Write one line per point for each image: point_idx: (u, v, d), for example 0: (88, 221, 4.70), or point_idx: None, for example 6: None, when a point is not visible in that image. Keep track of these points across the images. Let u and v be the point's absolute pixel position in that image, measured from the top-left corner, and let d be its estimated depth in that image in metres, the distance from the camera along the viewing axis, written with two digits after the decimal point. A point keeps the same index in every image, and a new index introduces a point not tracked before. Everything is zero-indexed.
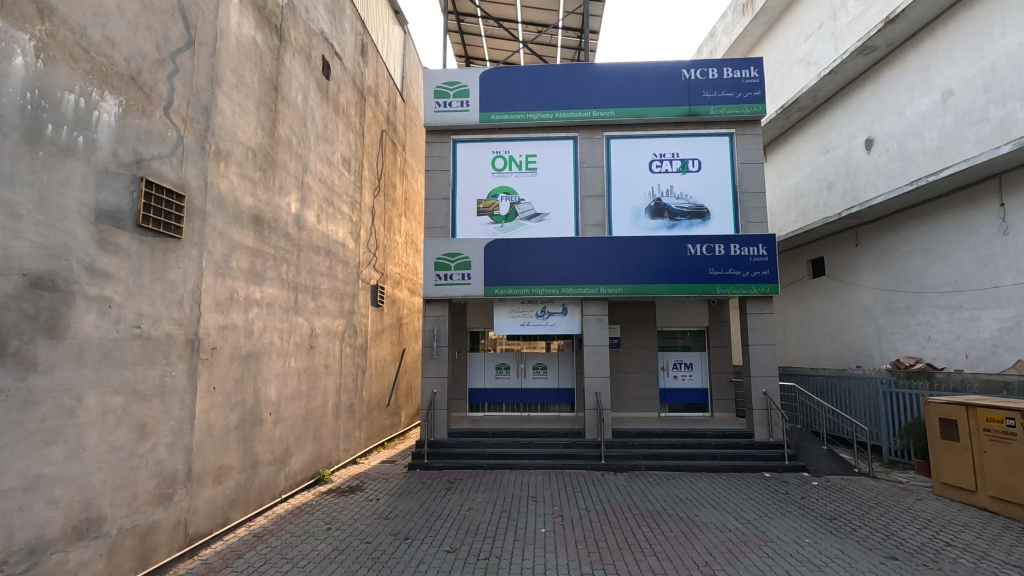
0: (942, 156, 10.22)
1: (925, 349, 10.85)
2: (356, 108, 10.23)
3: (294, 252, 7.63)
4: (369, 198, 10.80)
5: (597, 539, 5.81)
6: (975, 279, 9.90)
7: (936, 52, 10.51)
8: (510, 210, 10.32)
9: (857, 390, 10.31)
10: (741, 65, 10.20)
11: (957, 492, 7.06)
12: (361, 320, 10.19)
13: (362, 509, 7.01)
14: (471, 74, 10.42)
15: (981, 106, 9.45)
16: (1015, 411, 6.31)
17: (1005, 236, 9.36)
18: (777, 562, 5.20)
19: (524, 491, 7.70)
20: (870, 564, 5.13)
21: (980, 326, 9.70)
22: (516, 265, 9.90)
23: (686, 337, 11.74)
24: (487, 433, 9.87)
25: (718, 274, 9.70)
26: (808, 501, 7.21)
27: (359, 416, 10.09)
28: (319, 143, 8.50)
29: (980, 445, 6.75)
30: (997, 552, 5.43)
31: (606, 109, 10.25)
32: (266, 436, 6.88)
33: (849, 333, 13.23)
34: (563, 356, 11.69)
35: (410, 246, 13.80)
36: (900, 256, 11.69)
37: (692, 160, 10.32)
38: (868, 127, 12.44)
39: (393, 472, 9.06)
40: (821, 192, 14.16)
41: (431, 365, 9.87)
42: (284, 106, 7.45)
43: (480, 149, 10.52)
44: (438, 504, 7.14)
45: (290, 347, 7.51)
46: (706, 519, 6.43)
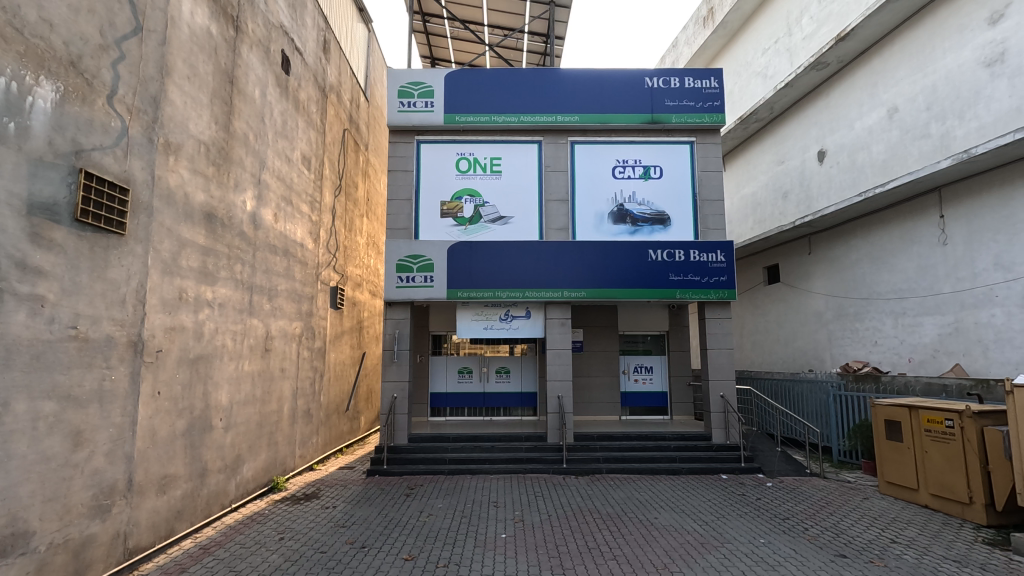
0: (888, 169, 10.70)
1: (872, 353, 11.32)
2: (318, 106, 9.97)
3: (249, 251, 7.34)
4: (329, 197, 10.55)
5: (558, 544, 5.77)
6: (917, 286, 10.39)
7: (884, 70, 11.02)
8: (473, 213, 10.24)
9: (809, 393, 10.65)
10: (703, 75, 10.45)
11: (901, 490, 7.37)
12: (319, 323, 9.90)
13: (317, 517, 6.78)
14: (436, 75, 10.32)
15: (924, 122, 9.95)
16: (953, 413, 6.60)
17: (945, 246, 9.86)
18: (733, 562, 5.27)
19: (486, 496, 7.62)
20: (821, 562, 5.27)
21: (922, 331, 10.17)
22: (480, 268, 9.83)
23: (647, 341, 11.88)
24: (448, 437, 9.74)
25: (679, 279, 9.87)
26: (763, 502, 7.38)
27: (316, 421, 9.80)
28: (278, 139, 8.23)
29: (921, 445, 7.05)
30: (938, 548, 5.67)
31: (571, 114, 10.31)
32: (216, 442, 6.58)
33: (802, 337, 13.69)
34: (526, 359, 11.68)
35: (372, 247, 13.56)
36: (849, 264, 12.18)
37: (654, 167, 10.49)
38: (821, 139, 12.91)
39: (351, 478, 8.82)
40: (776, 202, 14.63)
41: (391, 368, 9.69)
42: (240, 100, 7.17)
43: (445, 150, 10.41)
44: (398, 510, 6.99)
45: (244, 350, 7.22)
46: (665, 522, 6.49)
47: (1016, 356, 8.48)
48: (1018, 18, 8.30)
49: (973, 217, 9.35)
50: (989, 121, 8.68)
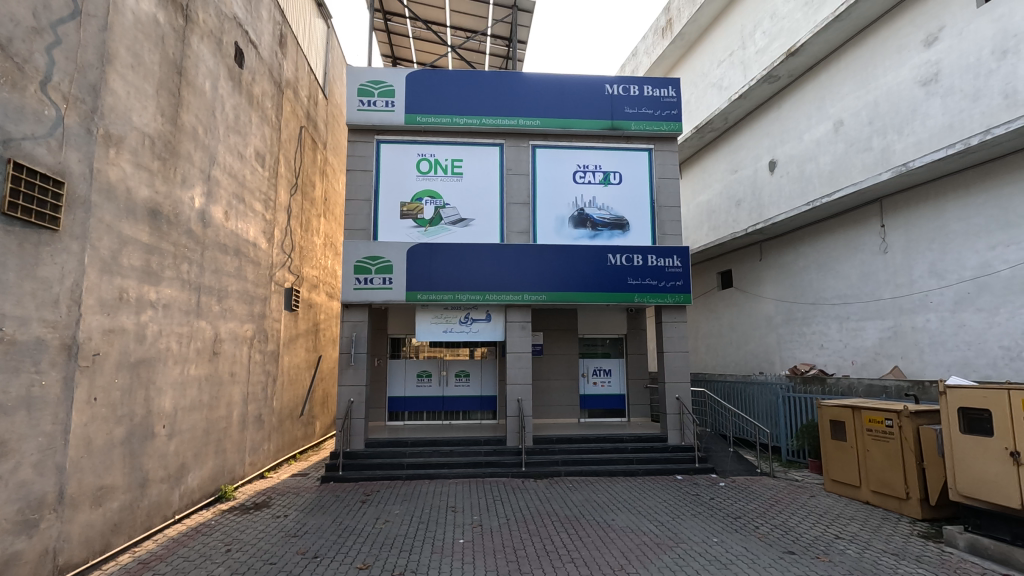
0: (834, 179, 11.19)
1: (818, 356, 11.81)
2: (273, 101, 9.65)
3: (197, 250, 7.02)
4: (285, 196, 10.23)
5: (516, 548, 5.73)
6: (860, 292, 10.90)
7: (830, 85, 11.54)
8: (434, 215, 10.14)
9: (760, 394, 11.02)
10: (661, 84, 10.69)
11: (844, 488, 7.69)
12: (272, 325, 9.57)
13: (267, 527, 6.54)
14: (397, 74, 10.18)
15: (866, 136, 10.45)
16: (893, 413, 6.92)
17: (885, 254, 10.38)
18: (688, 562, 5.36)
19: (444, 501, 7.52)
20: (771, 560, 5.42)
21: (864, 335, 10.67)
22: (439, 271, 9.73)
23: (606, 344, 12.04)
24: (406, 442, 9.59)
25: (637, 283, 10.04)
26: (716, 502, 7.56)
27: (268, 427, 9.46)
28: (229, 134, 7.92)
29: (863, 444, 7.38)
30: (878, 542, 5.93)
31: (533, 118, 10.34)
32: (159, 451, 6.25)
33: (753, 341, 14.14)
34: (486, 363, 11.64)
35: (329, 248, 13.24)
36: (798, 270, 12.68)
37: (614, 173, 10.65)
38: (772, 150, 13.39)
39: (305, 485, 8.56)
40: (730, 209, 15.08)
41: (348, 372, 9.47)
42: (188, 92, 6.85)
43: (405, 151, 10.28)
44: (353, 518, 6.81)
45: (190, 353, 6.90)
46: (621, 523, 6.55)
47: (949, 359, 9.02)
48: (951, 40, 8.84)
49: (911, 227, 9.88)
50: (924, 136, 9.21)
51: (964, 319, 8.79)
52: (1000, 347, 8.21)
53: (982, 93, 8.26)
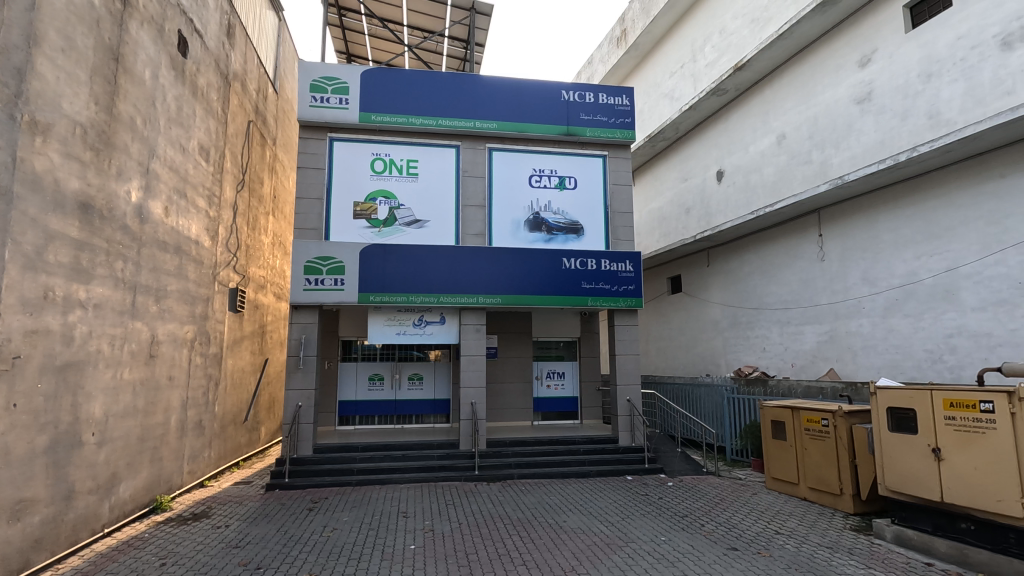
0: (777, 190, 11.71)
1: (761, 359, 12.31)
2: (219, 93, 9.26)
3: (133, 248, 6.65)
4: (230, 192, 9.82)
5: (467, 552, 5.69)
6: (800, 297, 11.44)
7: (774, 100, 12.08)
8: (388, 215, 9.98)
9: (706, 396, 11.39)
10: (615, 92, 10.92)
11: (784, 485, 8.03)
12: (215, 327, 9.15)
13: (206, 538, 6.24)
14: (351, 71, 9.98)
15: (806, 150, 10.99)
16: (829, 412, 7.28)
17: (822, 262, 10.94)
18: (637, 561, 5.46)
19: (395, 507, 7.38)
20: (716, 556, 5.60)
21: (803, 338, 11.20)
22: (393, 273, 9.58)
23: (560, 347, 12.16)
24: (356, 447, 9.37)
25: (590, 287, 10.19)
26: (665, 501, 7.75)
27: (209, 433, 9.04)
28: (171, 126, 7.55)
29: (801, 443, 7.73)
30: (814, 536, 6.23)
31: (490, 121, 10.34)
32: (87, 460, 5.87)
33: (701, 344, 14.59)
34: (439, 366, 11.53)
35: (277, 247, 12.80)
36: (743, 275, 13.19)
37: (569, 178, 10.79)
38: (719, 160, 13.89)
39: (248, 494, 8.23)
40: (680, 216, 15.54)
41: (296, 376, 9.18)
42: (126, 80, 6.49)
43: (359, 149, 10.06)
44: (299, 526, 6.59)
45: (124, 356, 6.51)
46: (573, 525, 6.61)
47: (879, 362, 9.57)
48: (883, 62, 9.44)
49: (846, 237, 10.44)
50: (858, 151, 9.76)
51: (893, 324, 9.36)
52: (924, 350, 8.80)
53: (909, 112, 8.84)
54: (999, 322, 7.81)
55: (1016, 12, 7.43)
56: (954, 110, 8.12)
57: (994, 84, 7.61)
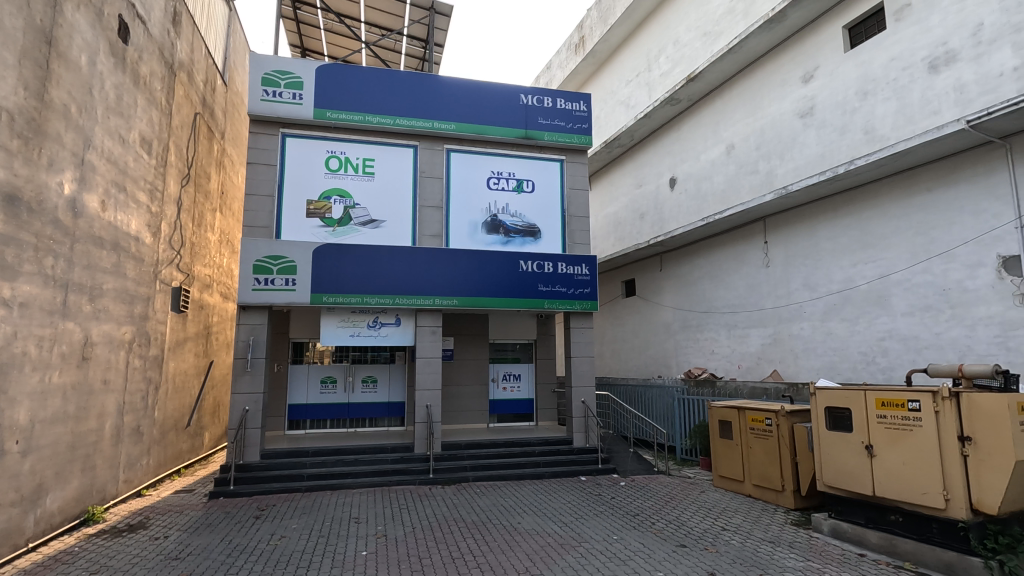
0: (726, 198, 12.15)
1: (710, 361, 12.72)
2: (163, 83, 8.84)
3: (65, 243, 6.25)
4: (174, 186, 9.37)
5: (421, 557, 5.62)
6: (746, 301, 11.90)
7: (724, 111, 12.54)
8: (343, 214, 9.77)
9: (658, 397, 11.67)
10: (573, 98, 11.07)
11: (731, 483, 8.31)
12: (156, 328, 8.71)
13: (143, 550, 5.92)
14: (306, 66, 9.73)
15: (753, 160, 11.45)
16: (772, 412, 7.59)
17: (767, 268, 11.42)
18: (589, 560, 5.53)
19: (346, 512, 7.21)
20: (665, 553, 5.74)
21: (749, 341, 11.65)
22: (347, 273, 9.39)
23: (516, 349, 12.19)
24: (306, 452, 9.11)
25: (547, 290, 10.28)
26: (617, 500, 7.89)
27: (148, 440, 8.60)
28: (109, 116, 7.15)
29: (747, 441, 8.02)
30: (758, 531, 6.48)
31: (448, 122, 10.29)
32: (10, 470, 5.46)
33: (653, 346, 14.95)
34: (394, 368, 11.36)
35: (224, 245, 12.32)
36: (693, 280, 13.61)
37: (527, 181, 10.85)
38: (672, 168, 14.29)
39: (190, 503, 7.87)
40: (634, 221, 15.89)
41: (243, 379, 8.86)
42: (60, 65, 6.11)
43: (313, 146, 9.81)
44: (244, 535, 6.35)
45: (53, 359, 6.12)
46: (528, 526, 6.64)
47: (818, 363, 10.05)
48: (824, 79, 9.95)
49: (789, 244, 10.94)
50: (801, 163, 10.24)
51: (831, 327, 9.86)
52: (859, 352, 9.32)
53: (848, 127, 9.35)
54: (926, 326, 8.35)
55: (941, 37, 7.99)
56: (887, 126, 8.65)
57: (923, 103, 8.15)
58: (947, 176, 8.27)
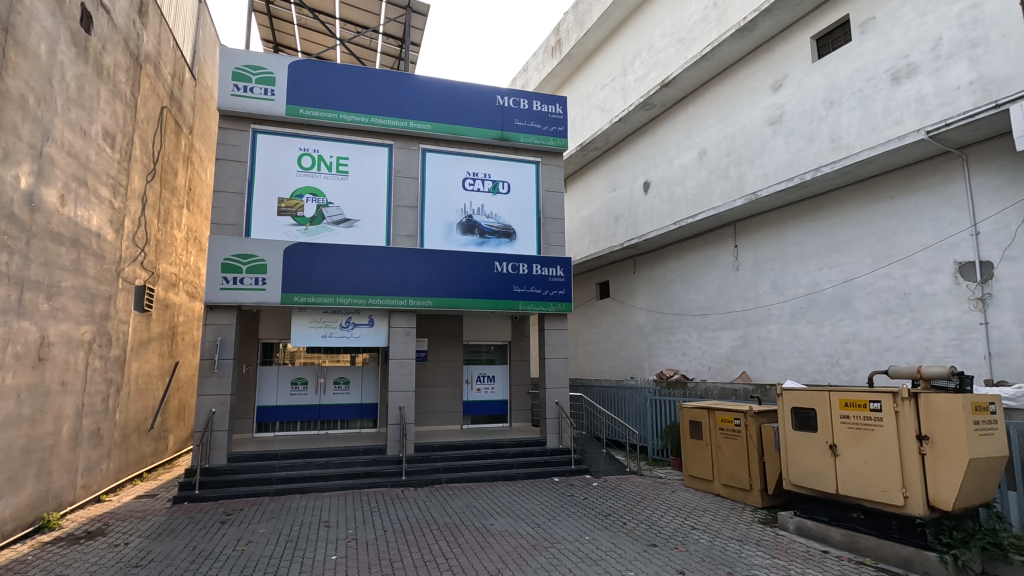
0: (698, 203, 12.37)
1: (681, 362, 12.91)
2: (128, 75, 8.56)
3: (20, 239, 6.00)
4: (139, 182, 9.09)
5: (392, 560, 5.55)
6: (716, 304, 12.13)
7: (697, 117, 12.76)
8: (316, 213, 9.61)
9: (630, 398, 11.79)
10: (549, 101, 11.13)
11: (701, 482, 8.45)
12: (118, 327, 8.43)
13: (102, 558, 5.71)
14: (278, 62, 9.55)
15: (724, 165, 11.68)
16: (741, 412, 7.74)
17: (737, 271, 11.66)
18: (561, 561, 5.55)
19: (316, 516, 7.09)
20: (636, 553, 5.80)
21: (719, 343, 11.87)
22: (320, 272, 9.24)
23: (490, 350, 12.16)
24: (275, 455, 8.92)
25: (521, 291, 10.30)
26: (589, 501, 7.94)
27: (108, 444, 8.30)
28: (70, 107, 6.90)
29: (716, 441, 8.16)
30: (726, 530, 6.60)
31: (424, 121, 10.22)
32: None
33: (626, 348, 15.11)
34: (367, 370, 11.21)
35: (191, 243, 12.00)
36: (666, 282, 13.81)
37: (503, 182, 10.86)
38: (646, 172, 14.48)
39: (152, 508, 7.63)
40: (609, 224, 16.04)
41: (210, 381, 8.65)
42: (17, 54, 5.87)
43: (285, 143, 9.64)
44: (209, 541, 6.18)
45: (7, 359, 5.86)
46: (500, 527, 6.63)
47: (785, 365, 10.31)
48: (793, 88, 10.21)
49: (758, 248, 11.19)
50: (770, 169, 10.48)
51: (798, 330, 10.12)
52: (824, 354, 9.59)
53: (815, 135, 9.62)
54: (887, 329, 8.64)
55: (903, 51, 8.30)
56: (852, 135, 8.92)
57: (886, 114, 8.43)
58: (908, 184, 8.57)
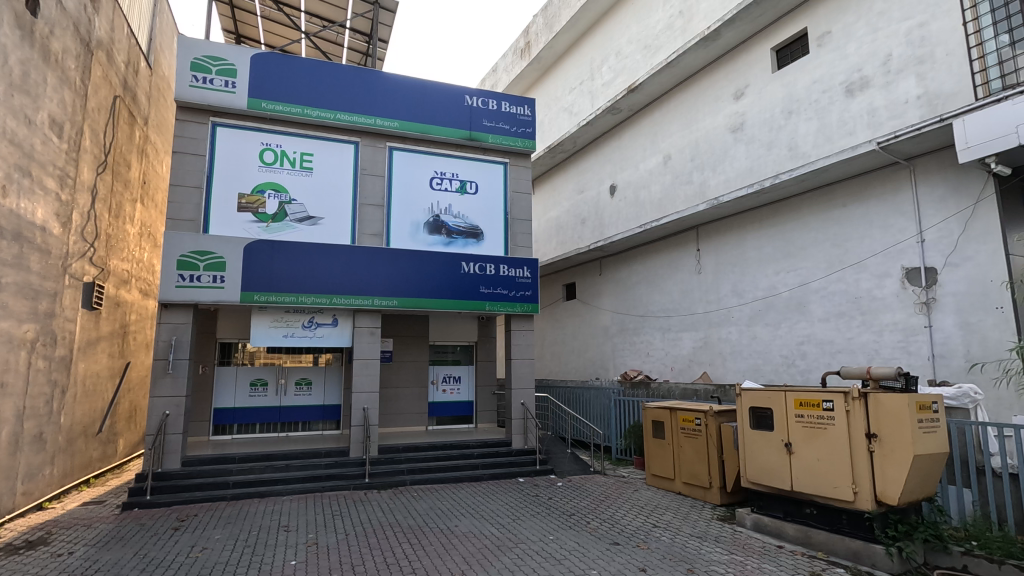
0: (662, 206, 12.61)
1: (645, 363, 13.13)
2: (78, 62, 8.17)
3: None
4: (88, 173, 8.68)
5: (354, 564, 5.46)
6: (679, 306, 12.38)
7: (662, 122, 13.01)
8: (277, 210, 9.38)
9: (595, 399, 11.91)
10: (518, 102, 11.17)
11: (663, 481, 8.60)
12: (63, 326, 8.03)
13: (42, 568, 5.42)
14: (240, 53, 9.28)
15: (688, 171, 11.94)
16: (701, 412, 7.92)
17: (699, 274, 11.93)
18: (525, 561, 5.57)
19: (275, 520, 6.91)
20: (599, 551, 5.87)
21: (682, 344, 12.13)
22: (281, 271, 9.01)
23: (457, 351, 12.10)
24: (233, 458, 8.66)
25: (488, 292, 10.29)
26: (554, 501, 7.99)
27: (52, 448, 7.89)
28: (14, 94, 6.55)
29: (678, 441, 8.33)
30: (686, 527, 6.74)
31: (391, 119, 10.10)
32: None
33: (592, 348, 15.27)
34: (330, 370, 10.99)
35: (145, 238, 11.52)
36: (631, 284, 14.02)
37: (470, 182, 10.83)
38: (612, 175, 14.68)
39: (99, 515, 7.29)
40: (576, 226, 16.20)
41: (164, 382, 8.33)
42: None
43: (246, 138, 9.37)
44: (161, 548, 5.95)
45: None
46: (465, 528, 6.60)
47: (744, 365, 10.60)
48: (754, 97, 10.52)
49: (719, 252, 11.48)
50: (731, 175, 10.77)
51: (756, 332, 10.43)
52: (781, 355, 9.91)
53: (774, 143, 9.93)
54: (840, 331, 8.99)
55: (856, 64, 8.66)
56: (809, 144, 9.26)
57: (840, 124, 8.78)
58: (860, 193, 8.94)
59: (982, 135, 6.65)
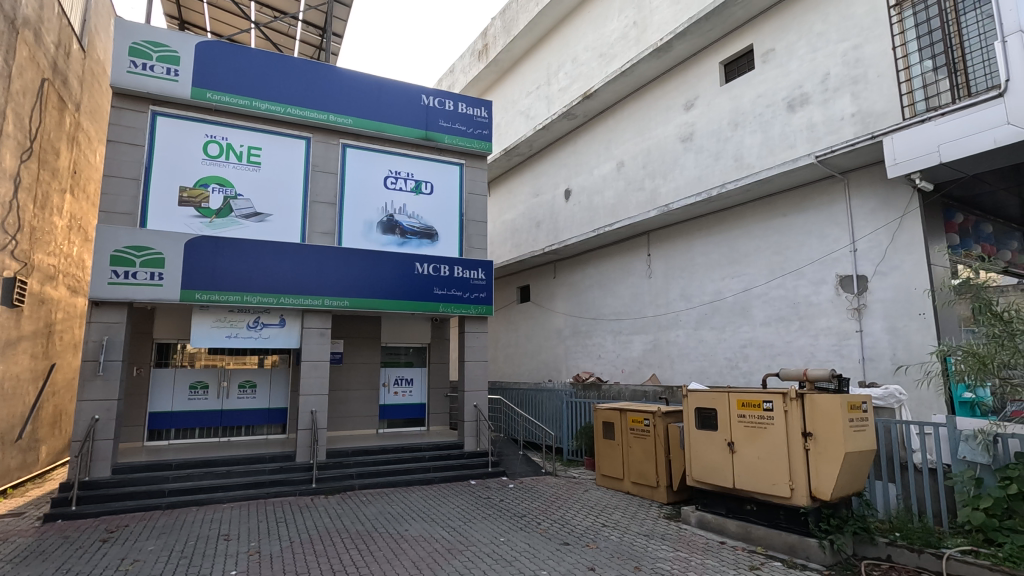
0: (615, 212, 12.88)
1: (597, 365, 13.36)
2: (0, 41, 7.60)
3: None
4: (10, 160, 8.06)
5: (298, 572, 5.28)
6: (630, 309, 12.66)
7: (615, 129, 13.30)
8: (222, 205, 9.01)
9: (548, 400, 12.00)
10: (475, 104, 11.16)
11: (613, 481, 8.76)
12: None
13: None
14: (184, 41, 8.86)
15: (640, 178, 12.25)
16: (650, 413, 8.11)
17: (649, 279, 12.23)
18: (476, 564, 5.54)
19: (215, 529, 6.61)
20: (549, 552, 5.91)
21: (632, 347, 12.40)
22: (226, 269, 8.66)
23: (409, 353, 11.94)
24: (169, 465, 8.23)
25: (442, 294, 10.21)
26: (505, 502, 8.00)
27: None
28: None
29: (627, 441, 8.51)
30: (634, 526, 6.89)
31: (344, 116, 9.87)
32: None
33: (545, 350, 15.40)
34: (276, 373, 10.63)
35: (74, 232, 10.80)
36: (584, 288, 14.23)
37: (426, 183, 10.72)
38: (567, 180, 14.87)
39: (16, 528, 6.77)
40: (531, 229, 16.31)
41: (93, 384, 7.84)
42: None
43: (189, 129, 8.95)
44: (88, 562, 5.58)
45: None
46: (415, 533, 6.52)
47: (691, 367, 10.95)
48: (703, 108, 10.89)
49: (669, 257, 11.81)
50: (681, 183, 11.12)
51: (702, 335, 10.79)
52: (725, 357, 10.29)
53: (721, 153, 10.31)
54: (780, 335, 9.43)
55: (798, 82, 9.13)
56: (753, 156, 9.66)
57: (782, 138, 9.22)
58: (800, 203, 9.40)
59: (909, 152, 7.12)
